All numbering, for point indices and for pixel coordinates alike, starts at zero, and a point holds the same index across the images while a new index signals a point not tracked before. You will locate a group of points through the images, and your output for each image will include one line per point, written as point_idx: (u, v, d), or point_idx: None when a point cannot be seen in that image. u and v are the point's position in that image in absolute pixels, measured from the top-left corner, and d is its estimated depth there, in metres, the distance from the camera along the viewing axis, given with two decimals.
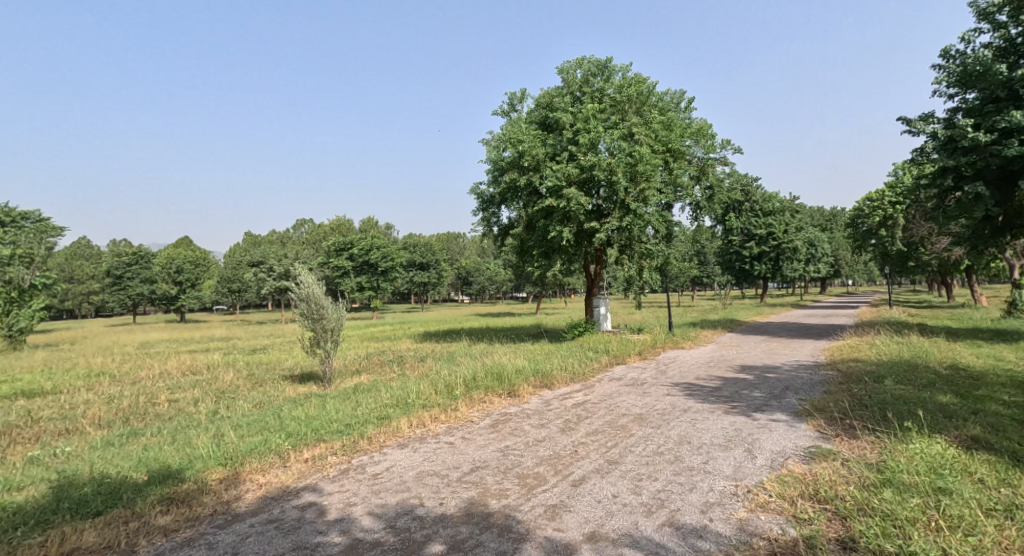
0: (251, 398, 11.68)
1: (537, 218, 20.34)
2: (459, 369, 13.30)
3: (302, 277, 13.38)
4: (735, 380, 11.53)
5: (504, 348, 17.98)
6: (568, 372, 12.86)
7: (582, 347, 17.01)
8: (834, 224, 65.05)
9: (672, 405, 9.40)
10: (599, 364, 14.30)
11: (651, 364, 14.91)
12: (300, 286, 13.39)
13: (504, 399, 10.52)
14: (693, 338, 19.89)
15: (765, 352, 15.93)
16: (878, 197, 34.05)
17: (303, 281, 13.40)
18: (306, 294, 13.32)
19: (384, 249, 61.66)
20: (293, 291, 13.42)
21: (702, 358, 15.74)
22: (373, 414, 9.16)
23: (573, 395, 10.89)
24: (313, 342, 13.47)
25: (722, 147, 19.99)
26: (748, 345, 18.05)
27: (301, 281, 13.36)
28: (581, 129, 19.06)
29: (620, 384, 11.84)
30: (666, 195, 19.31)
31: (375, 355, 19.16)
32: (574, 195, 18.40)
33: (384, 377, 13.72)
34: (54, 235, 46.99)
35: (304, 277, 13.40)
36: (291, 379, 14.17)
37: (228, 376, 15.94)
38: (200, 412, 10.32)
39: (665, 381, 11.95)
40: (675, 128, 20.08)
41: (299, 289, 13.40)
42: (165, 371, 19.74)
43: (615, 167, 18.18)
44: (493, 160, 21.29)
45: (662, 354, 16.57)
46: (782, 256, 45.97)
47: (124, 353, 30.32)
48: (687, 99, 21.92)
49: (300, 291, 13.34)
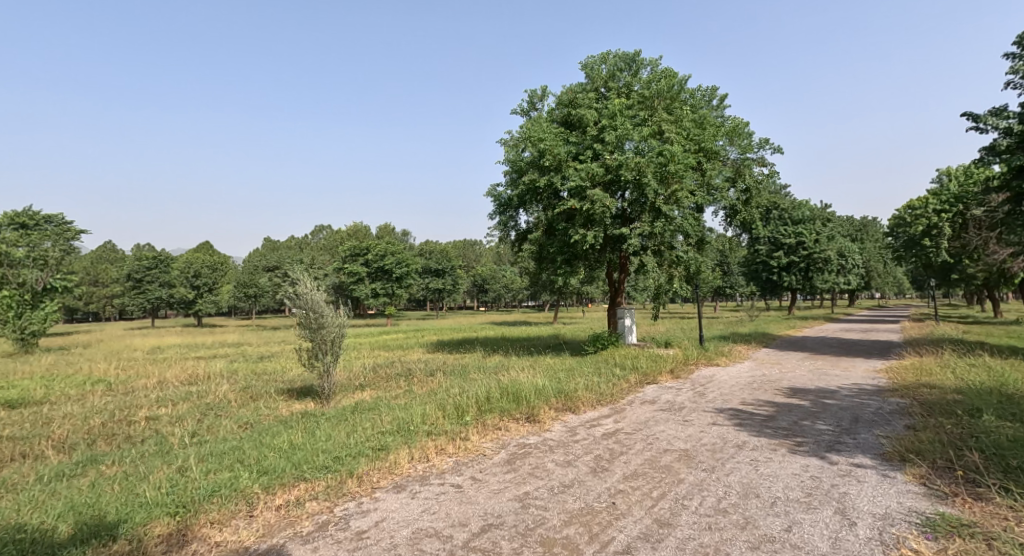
0: (240, 418, 10.41)
1: (558, 222, 18.98)
2: (473, 387, 11.93)
3: (300, 283, 12.10)
4: (790, 407, 10.00)
5: (524, 362, 16.59)
6: (594, 393, 11.40)
7: (608, 363, 15.56)
8: (866, 235, 62.74)
9: (722, 440, 7.93)
10: (629, 384, 12.81)
11: (687, 384, 13.38)
12: (298, 293, 12.10)
13: (522, 426, 9.11)
14: (728, 354, 18.29)
15: (814, 373, 14.30)
16: (922, 205, 32.18)
17: (300, 288, 12.11)
18: (304, 302, 12.02)
19: (400, 255, 60.73)
20: (290, 299, 12.13)
21: (743, 377, 14.17)
22: (368, 443, 7.80)
23: (602, 421, 9.43)
24: (312, 354, 12.16)
25: (761, 146, 18.40)
26: (790, 363, 16.43)
27: (299, 287, 12.07)
28: (607, 126, 17.66)
29: (655, 409, 10.37)
30: (699, 198, 17.77)
31: (386, 366, 17.89)
32: (598, 196, 17.00)
33: (389, 395, 12.40)
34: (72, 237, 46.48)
35: (302, 283, 12.12)
36: (287, 394, 12.89)
37: (224, 388, 14.71)
38: (176, 434, 9.06)
39: (707, 405, 10.46)
40: (708, 127, 18.55)
41: (296, 296, 12.11)
42: (166, 380, 18.63)
43: (644, 167, 16.72)
44: (511, 160, 20.00)
45: (697, 373, 15.03)
46: (812, 267, 43.94)
47: (132, 358, 29.42)
48: (720, 96, 20.38)
49: (299, 299, 12.04)
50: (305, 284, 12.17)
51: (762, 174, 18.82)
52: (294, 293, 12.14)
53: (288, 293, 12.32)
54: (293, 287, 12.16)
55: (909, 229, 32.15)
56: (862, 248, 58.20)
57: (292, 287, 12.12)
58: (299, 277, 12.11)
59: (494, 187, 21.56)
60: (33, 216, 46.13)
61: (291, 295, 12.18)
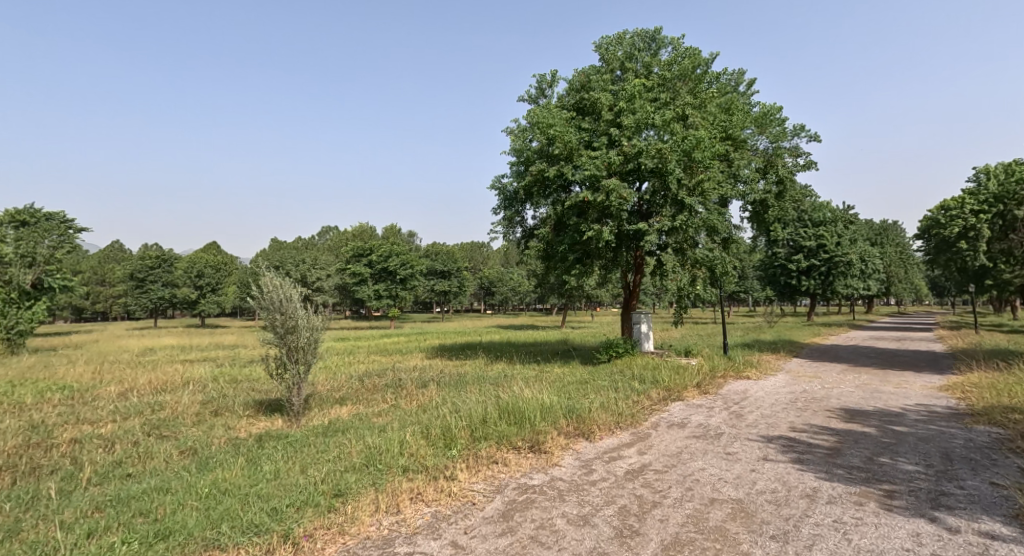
0: (184, 440, 8.65)
1: (569, 216, 17.26)
2: (467, 404, 10.13)
3: (267, 280, 10.14)
4: (854, 436, 8.18)
5: (530, 373, 14.82)
6: (611, 413, 9.59)
7: (624, 375, 13.75)
8: (886, 239, 60.28)
9: (785, 485, 6.14)
10: (650, 402, 11.00)
11: (717, 401, 11.58)
12: (264, 292, 10.14)
13: (525, 459, 7.33)
14: (758, 364, 16.43)
15: (863, 389, 12.42)
16: (956, 206, 29.99)
17: (267, 287, 10.15)
18: (272, 303, 10.09)
19: (404, 256, 58.98)
20: (254, 299, 10.15)
21: (781, 393, 12.34)
22: (323, 484, 6.01)
23: (624, 454, 7.65)
24: (281, 364, 10.35)
25: (795, 134, 16.51)
26: (831, 377, 14.54)
27: (265, 286, 10.11)
28: (624, 110, 15.85)
29: (686, 437, 8.55)
30: (727, 190, 15.90)
31: (378, 374, 16.15)
32: (614, 187, 15.21)
33: (369, 412, 10.63)
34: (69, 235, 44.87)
35: (269, 281, 10.16)
36: (254, 409, 11.13)
37: (191, 399, 13.02)
38: (96, 462, 7.32)
39: (749, 432, 8.66)
40: (735, 113, 16.68)
41: (260, 295, 10.14)
42: (139, 386, 17.00)
43: (667, 153, 14.92)
44: (517, 149, 18.26)
45: (727, 387, 13.17)
46: (834, 271, 41.79)
47: (120, 360, 27.94)
48: (747, 82, 18.50)
49: (265, 300, 10.09)
50: (272, 281, 10.22)
51: (796, 165, 16.86)
52: (260, 292, 10.17)
53: (251, 291, 10.35)
54: (257, 286, 10.19)
55: (942, 230, 29.60)
56: (884, 252, 55.86)
57: (255, 284, 10.16)
58: (264, 273, 10.16)
59: (499, 179, 19.80)
60: (32, 213, 44.73)
61: (256, 294, 10.21)
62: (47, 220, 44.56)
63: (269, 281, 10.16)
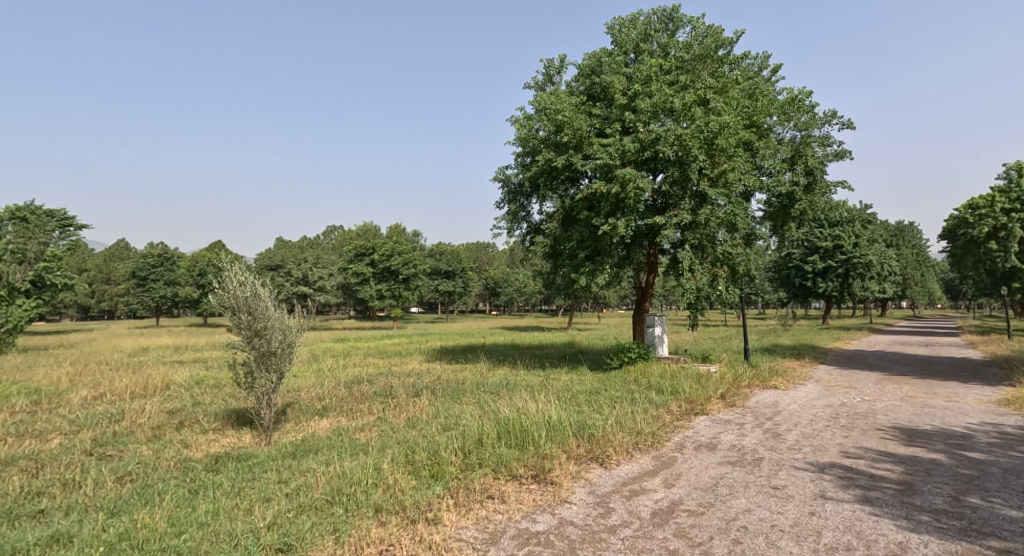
0: (127, 460, 7.33)
1: (579, 209, 15.97)
2: (461, 419, 8.83)
3: (231, 276, 8.88)
4: (923, 465, 6.85)
5: (537, 381, 13.49)
6: (628, 433, 8.26)
7: (639, 384, 12.40)
8: (903, 240, 58.41)
9: (858, 539, 4.85)
10: (671, 418, 9.65)
11: (746, 416, 10.23)
12: (227, 289, 8.86)
13: (528, 494, 6.03)
14: (783, 372, 15.05)
15: (910, 402, 11.05)
16: (986, 204, 28.38)
17: (232, 284, 8.89)
18: (236, 302, 8.83)
19: (407, 255, 57.58)
20: (217, 297, 8.88)
21: (817, 406, 10.98)
22: (268, 534, 4.76)
23: (647, 487, 6.35)
24: (249, 372, 9.06)
25: (826, 121, 15.11)
26: (867, 387, 13.14)
27: (229, 282, 8.84)
28: (640, 93, 14.53)
29: (719, 463, 7.21)
30: (753, 181, 14.46)
31: (370, 380, 14.87)
32: (629, 177, 13.90)
33: (351, 428, 9.34)
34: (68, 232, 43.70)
35: (234, 276, 8.90)
36: (223, 422, 9.85)
37: (159, 408, 11.73)
38: (8, 493, 6.07)
39: (794, 457, 7.33)
40: (760, 99, 15.23)
41: (223, 292, 8.86)
42: (115, 391, 15.78)
43: (687, 139, 13.56)
44: (523, 137, 17.01)
45: (754, 399, 11.83)
46: (852, 272, 40.22)
47: (109, 361, 26.77)
48: (772, 67, 17.03)
49: (230, 298, 8.82)
50: (237, 277, 8.95)
51: (828, 155, 15.35)
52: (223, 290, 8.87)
53: (213, 288, 9.07)
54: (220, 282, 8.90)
55: (970, 229, 27.89)
56: (901, 254, 54.21)
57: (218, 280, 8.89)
58: (227, 267, 8.90)
59: (503, 170, 18.52)
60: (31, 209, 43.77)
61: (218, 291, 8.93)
62: (46, 217, 43.50)
63: (234, 276, 8.90)
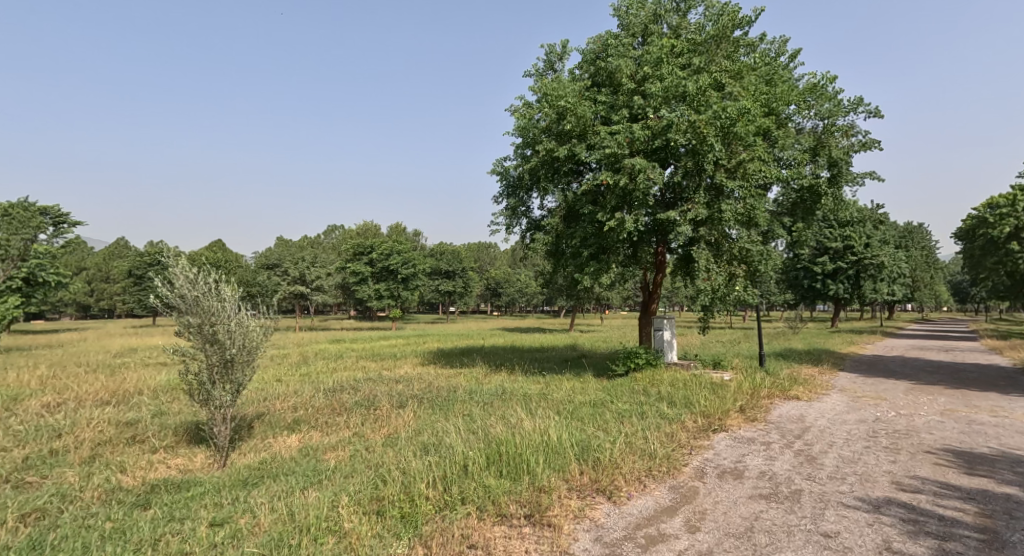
0: (45, 490, 6.16)
1: (583, 203, 14.80)
2: (446, 439, 7.66)
3: (179, 272, 7.60)
4: (998, 504, 5.69)
5: (536, 389, 12.32)
6: (639, 458, 7.08)
7: (649, 395, 11.17)
8: (913, 242, 57.00)
9: None
10: (687, 437, 8.45)
11: (771, 432, 9.03)
12: (174, 286, 7.60)
13: (519, 545, 4.91)
14: (803, 380, 13.84)
15: (954, 418, 9.84)
16: (1007, 202, 27.15)
17: (180, 281, 7.62)
18: (184, 303, 7.61)
19: (406, 254, 56.34)
20: (161, 295, 7.63)
21: (849, 421, 9.78)
22: None
23: (666, 533, 5.18)
24: (201, 382, 7.88)
25: (852, 109, 13.92)
26: (898, 399, 11.93)
27: (177, 279, 7.56)
28: (649, 77, 13.36)
29: (750, 498, 6.04)
30: (773, 172, 13.24)
31: (354, 388, 13.66)
32: (638, 167, 12.71)
33: (321, 449, 8.17)
34: (63, 230, 42.29)
35: (183, 272, 7.63)
36: (177, 439, 8.65)
37: (115, 418, 10.56)
38: None
39: (839, 490, 6.15)
40: (779, 84, 14.08)
41: (170, 291, 7.62)
42: (84, 396, 14.64)
43: (702, 126, 12.37)
44: (522, 126, 15.86)
45: (777, 412, 10.61)
46: (863, 274, 38.97)
47: (90, 362, 25.54)
48: (790, 52, 15.83)
49: (178, 299, 7.58)
50: (186, 272, 7.67)
51: (854, 145, 14.09)
52: (169, 287, 7.60)
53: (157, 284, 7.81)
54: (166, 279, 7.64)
55: (989, 230, 26.54)
56: (911, 255, 52.94)
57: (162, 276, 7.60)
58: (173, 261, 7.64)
59: (501, 161, 17.33)
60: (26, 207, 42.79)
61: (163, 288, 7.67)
62: (41, 214, 42.26)
63: (182, 272, 7.65)
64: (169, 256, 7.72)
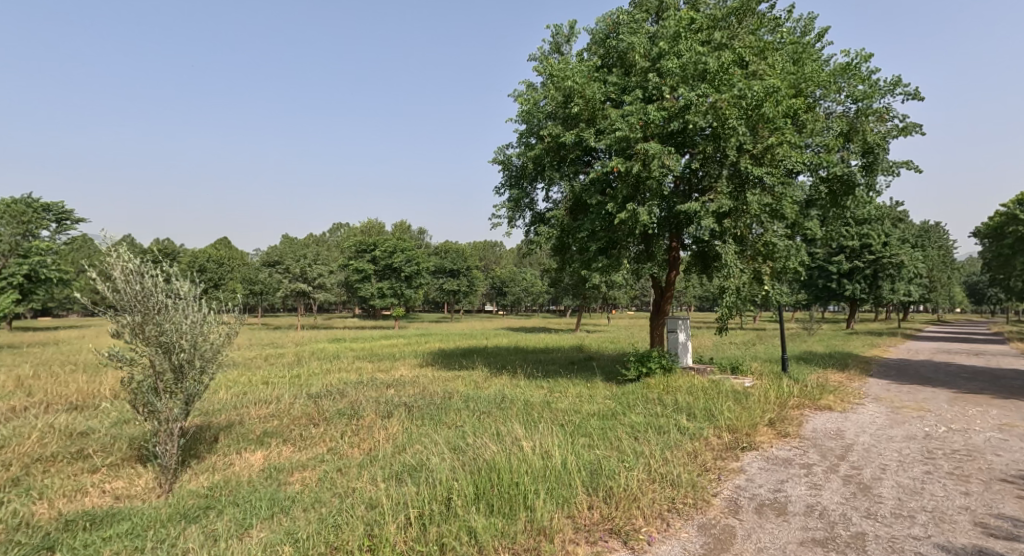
0: None
1: (591, 193, 13.61)
2: (430, 462, 6.53)
3: (115, 261, 6.37)
4: None
5: (539, 396, 11.14)
6: (658, 487, 5.99)
7: (664, 406, 9.98)
8: (929, 241, 55.23)
9: None
10: (712, 458, 7.28)
11: (808, 451, 7.80)
12: (110, 280, 6.36)
13: None
14: (833, 387, 12.58)
15: (1016, 435, 8.60)
16: None
17: (118, 272, 6.39)
18: (122, 299, 6.37)
19: (410, 252, 55.15)
20: (94, 291, 6.38)
21: (896, 439, 8.53)
22: None
23: None
24: (143, 394, 6.68)
25: (890, 90, 12.66)
26: (943, 410, 10.69)
27: (112, 270, 6.32)
28: (666, 53, 12.13)
29: (802, 544, 4.89)
30: (805, 158, 11.97)
31: (341, 393, 12.48)
32: (653, 152, 11.49)
33: (289, 469, 7.08)
34: (64, 227, 41.27)
35: (121, 263, 6.39)
36: (121, 458, 7.48)
37: (69, 428, 9.41)
38: None
39: (911, 535, 5.00)
40: (807, 64, 12.83)
41: (106, 286, 6.38)
42: (51, 400, 13.54)
43: (724, 107, 11.17)
44: (526, 111, 14.68)
45: (810, 425, 9.41)
46: (880, 273, 37.55)
47: (75, 362, 24.42)
48: (819, 31, 14.53)
49: (115, 294, 6.35)
50: (126, 262, 6.45)
51: (891, 130, 12.81)
52: (103, 280, 6.36)
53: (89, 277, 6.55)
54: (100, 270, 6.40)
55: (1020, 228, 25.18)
56: (927, 255, 51.34)
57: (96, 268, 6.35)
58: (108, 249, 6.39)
59: (503, 149, 16.14)
60: (28, 203, 41.87)
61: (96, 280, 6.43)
62: (44, 211, 41.35)
63: (119, 261, 6.40)
64: (104, 243, 6.47)
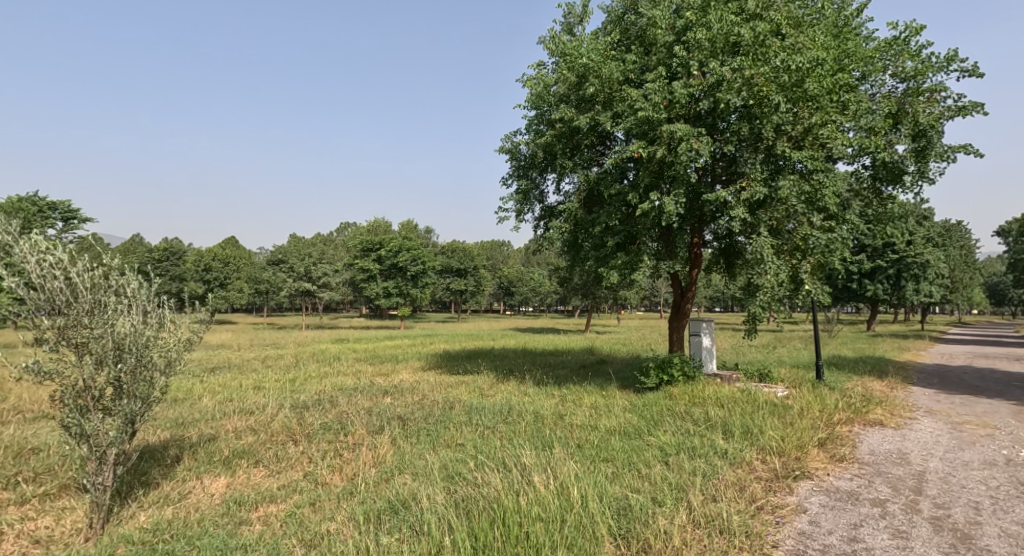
0: None
1: (608, 182, 12.39)
2: (422, 499, 5.32)
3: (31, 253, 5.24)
4: None
5: (551, 408, 9.87)
6: (707, 539, 4.77)
7: (695, 422, 8.69)
8: (951, 240, 53.35)
9: None
10: (764, 492, 6.01)
11: (875, 482, 6.53)
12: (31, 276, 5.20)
13: None
14: (879, 398, 11.27)
15: None
16: None
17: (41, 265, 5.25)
18: (45, 298, 5.21)
19: (416, 250, 53.85)
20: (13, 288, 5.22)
21: (972, 464, 7.25)
22: None
23: None
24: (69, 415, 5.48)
25: (945, 65, 11.38)
26: (1013, 427, 9.36)
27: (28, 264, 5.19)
28: (693, 24, 10.89)
29: None
30: (852, 140, 10.70)
31: (331, 403, 11.25)
32: (680, 133, 10.25)
33: (253, 503, 5.89)
34: (70, 227, 40.53)
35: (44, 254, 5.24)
36: (52, 489, 6.24)
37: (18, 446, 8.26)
38: None
39: None
40: (850, 38, 11.58)
41: (27, 283, 5.23)
42: (22, 407, 12.43)
43: (761, 82, 9.93)
44: (536, 94, 13.47)
45: (866, 446, 8.11)
46: (905, 273, 35.93)
47: None
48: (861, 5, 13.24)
49: (36, 291, 5.21)
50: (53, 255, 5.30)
51: (946, 110, 11.54)
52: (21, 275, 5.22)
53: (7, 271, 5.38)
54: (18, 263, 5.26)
55: None
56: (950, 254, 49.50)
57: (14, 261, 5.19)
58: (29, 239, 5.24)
59: (511, 136, 14.90)
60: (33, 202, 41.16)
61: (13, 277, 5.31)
62: (49, 210, 40.64)
63: (34, 252, 5.23)
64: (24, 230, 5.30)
